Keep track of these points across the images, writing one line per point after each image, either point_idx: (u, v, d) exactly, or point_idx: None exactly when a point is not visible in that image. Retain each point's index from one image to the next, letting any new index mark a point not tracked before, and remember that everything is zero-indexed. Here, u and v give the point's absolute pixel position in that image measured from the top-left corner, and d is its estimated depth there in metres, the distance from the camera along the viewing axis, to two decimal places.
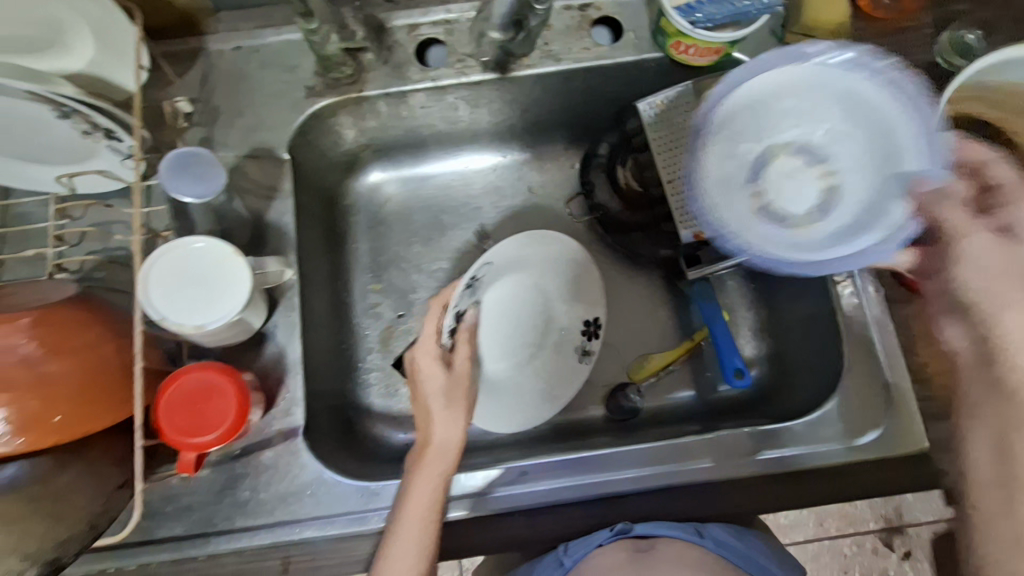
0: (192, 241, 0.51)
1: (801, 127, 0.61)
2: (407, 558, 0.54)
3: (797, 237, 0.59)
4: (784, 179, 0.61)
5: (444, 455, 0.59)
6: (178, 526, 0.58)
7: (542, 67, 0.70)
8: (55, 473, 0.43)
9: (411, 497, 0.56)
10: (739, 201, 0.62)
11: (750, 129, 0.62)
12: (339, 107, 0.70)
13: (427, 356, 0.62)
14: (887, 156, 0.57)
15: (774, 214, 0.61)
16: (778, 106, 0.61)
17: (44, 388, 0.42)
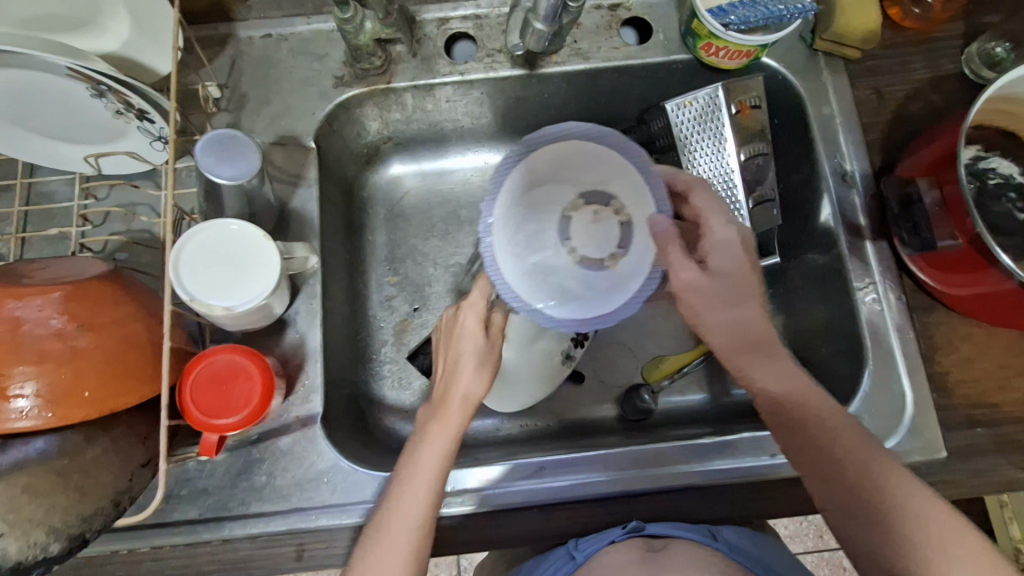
0: (226, 223, 0.51)
1: (574, 185, 0.60)
2: (406, 515, 0.52)
3: (586, 289, 0.59)
4: (582, 234, 0.59)
5: (459, 412, 0.56)
6: (193, 510, 0.57)
7: (571, 65, 0.70)
8: (83, 448, 0.43)
9: (423, 454, 0.54)
10: (544, 258, 0.58)
11: (532, 194, 0.59)
12: (366, 98, 0.71)
13: (467, 312, 0.60)
14: (646, 196, 0.61)
15: (593, 263, 0.59)
16: (564, 167, 0.60)
17: (75, 364, 0.43)
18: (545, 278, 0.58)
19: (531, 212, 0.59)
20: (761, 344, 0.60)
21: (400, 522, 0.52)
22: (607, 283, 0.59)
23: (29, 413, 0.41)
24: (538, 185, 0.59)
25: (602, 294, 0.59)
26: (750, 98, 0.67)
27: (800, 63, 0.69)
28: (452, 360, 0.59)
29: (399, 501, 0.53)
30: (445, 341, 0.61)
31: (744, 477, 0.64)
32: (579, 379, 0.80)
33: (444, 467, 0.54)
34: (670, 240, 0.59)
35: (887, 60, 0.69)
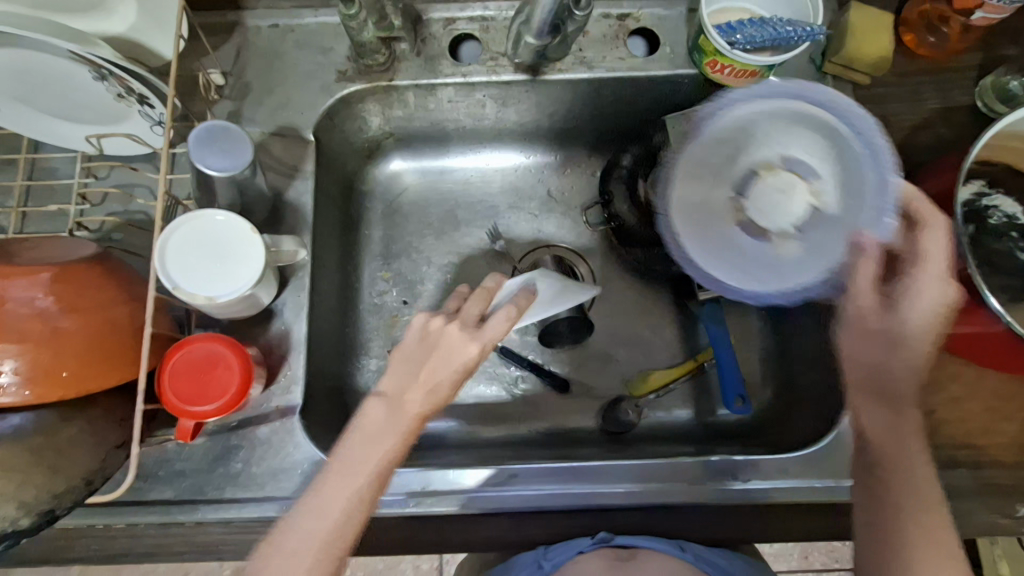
0: (213, 213, 0.51)
1: (769, 151, 0.60)
2: (313, 532, 0.49)
3: (736, 256, 0.60)
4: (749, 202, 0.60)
5: (393, 435, 0.51)
6: (168, 491, 0.58)
7: (574, 72, 0.70)
8: (58, 427, 0.44)
9: (346, 472, 0.50)
10: (707, 222, 0.61)
11: (722, 164, 0.61)
12: (368, 94, 0.71)
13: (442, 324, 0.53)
14: (857, 207, 0.57)
15: (748, 228, 0.60)
16: (727, 141, 0.61)
17: (57, 344, 0.43)
18: (703, 234, 0.60)
19: (704, 173, 0.61)
20: (909, 391, 0.55)
21: (303, 534, 0.49)
22: (763, 258, 0.59)
23: (10, 389, 0.42)
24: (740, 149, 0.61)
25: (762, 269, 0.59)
26: None
27: (807, 86, 0.67)
28: (405, 375, 0.53)
29: (310, 515, 0.49)
30: (409, 354, 0.53)
31: (717, 501, 0.63)
32: (564, 388, 0.80)
33: (365, 493, 0.50)
34: (866, 280, 0.55)
35: (897, 87, 0.68)
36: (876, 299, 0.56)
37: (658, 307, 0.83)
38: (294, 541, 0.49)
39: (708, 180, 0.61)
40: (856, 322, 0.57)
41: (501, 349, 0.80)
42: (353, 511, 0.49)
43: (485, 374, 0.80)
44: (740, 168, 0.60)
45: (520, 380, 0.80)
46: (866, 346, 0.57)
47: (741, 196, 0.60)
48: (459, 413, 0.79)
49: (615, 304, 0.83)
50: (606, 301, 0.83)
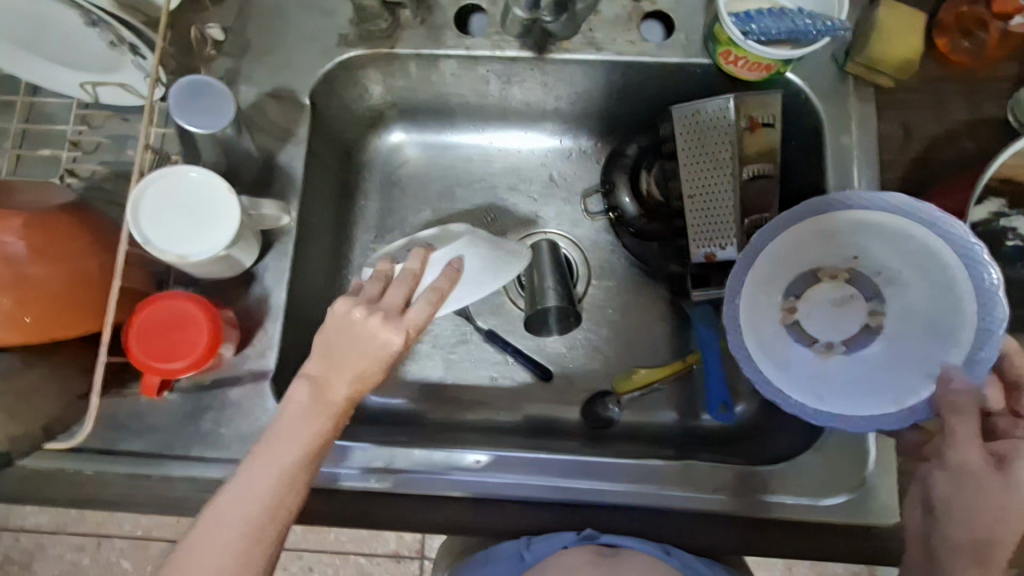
0: (187, 169, 0.50)
1: (837, 262, 0.60)
2: (238, 514, 0.47)
3: (785, 362, 0.59)
4: (807, 308, 0.61)
5: (319, 418, 0.49)
6: (139, 443, 0.59)
7: (582, 53, 0.68)
8: (20, 371, 0.45)
9: (273, 457, 0.48)
10: (764, 322, 0.60)
11: (789, 265, 0.60)
12: (369, 60, 0.69)
13: (364, 315, 0.50)
14: (952, 344, 0.54)
15: (799, 334, 0.61)
16: (818, 247, 0.60)
17: (24, 289, 0.43)
18: (757, 332, 0.60)
19: (777, 268, 0.60)
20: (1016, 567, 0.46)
21: (231, 520, 0.47)
22: (814, 371, 0.59)
23: None
24: (812, 248, 0.60)
25: (813, 383, 0.58)
26: (766, 116, 0.64)
27: (828, 86, 0.64)
28: (326, 360, 0.51)
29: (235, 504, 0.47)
30: (322, 344, 0.50)
31: (684, 505, 0.62)
32: (547, 377, 0.79)
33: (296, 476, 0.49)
34: (965, 432, 0.48)
35: (923, 93, 0.64)
36: (982, 456, 0.47)
37: (652, 305, 0.81)
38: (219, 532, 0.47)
39: (772, 279, 0.60)
40: (968, 487, 0.46)
41: (487, 333, 0.79)
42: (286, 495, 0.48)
43: (468, 356, 0.79)
44: (804, 271, 0.61)
45: (504, 365, 0.79)
46: (972, 513, 0.46)
47: (796, 297, 0.61)
48: (439, 394, 0.78)
49: (608, 298, 0.81)
50: (599, 294, 0.81)
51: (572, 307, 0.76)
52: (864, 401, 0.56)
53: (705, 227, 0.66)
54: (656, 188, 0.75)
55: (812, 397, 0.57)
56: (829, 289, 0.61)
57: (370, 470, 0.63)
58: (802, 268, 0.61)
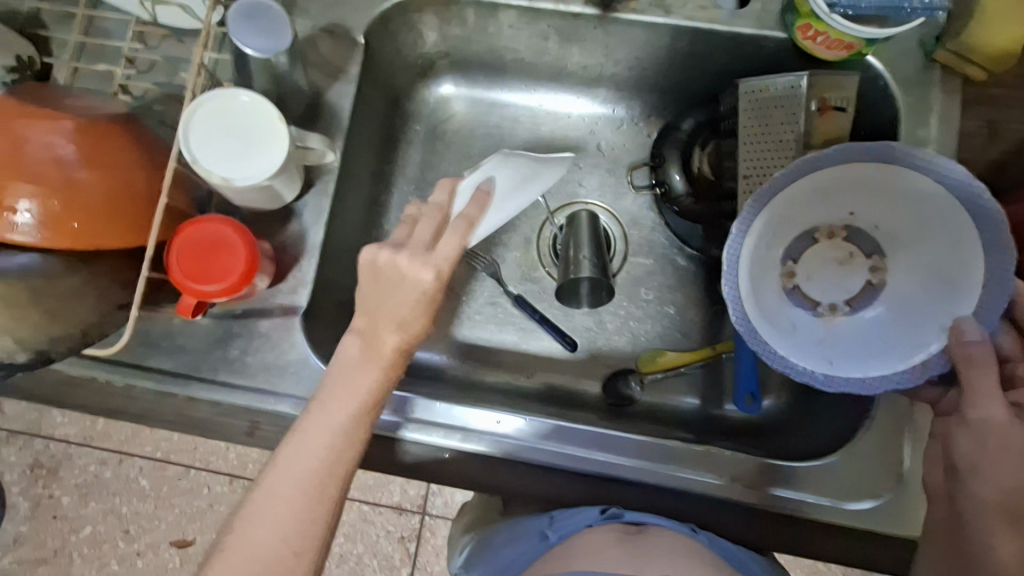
0: (240, 93, 0.50)
1: (838, 217, 0.61)
2: (311, 453, 0.51)
3: (789, 328, 0.60)
4: (807, 271, 0.62)
5: (371, 371, 0.52)
6: (168, 362, 0.60)
7: (649, 15, 0.64)
8: (62, 275, 0.45)
9: (327, 413, 0.52)
10: (766, 288, 0.61)
11: (790, 226, 0.61)
12: (427, 4, 0.67)
13: (392, 255, 0.52)
14: (965, 295, 0.53)
15: (798, 298, 0.62)
16: (820, 206, 0.60)
17: (72, 194, 0.44)
18: (760, 302, 0.59)
19: (781, 227, 0.60)
20: None
21: (293, 474, 0.50)
22: (817, 335, 0.60)
23: (24, 229, 0.43)
24: (818, 206, 0.60)
25: (821, 349, 0.59)
26: (838, 99, 0.60)
27: (910, 73, 0.60)
28: (371, 313, 0.53)
29: (297, 456, 0.50)
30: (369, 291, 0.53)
31: (697, 488, 0.62)
32: (573, 347, 0.77)
33: (352, 425, 0.52)
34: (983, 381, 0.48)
35: (1011, 91, 0.60)
36: (1002, 404, 0.48)
37: (686, 287, 0.79)
38: (294, 466, 0.50)
39: (774, 243, 0.61)
40: (990, 440, 0.48)
41: (517, 298, 0.78)
42: (344, 446, 0.51)
43: (495, 318, 0.79)
44: (803, 232, 0.62)
45: (529, 331, 0.79)
46: (998, 465, 0.47)
47: (796, 261, 0.62)
48: (460, 351, 0.78)
49: (642, 276, 0.79)
50: (634, 270, 0.79)
51: (606, 280, 0.74)
52: (875, 363, 0.56)
53: None
54: (708, 166, 0.72)
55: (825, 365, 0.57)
56: (828, 248, 0.62)
57: (405, 418, 0.64)
58: (804, 226, 0.61)
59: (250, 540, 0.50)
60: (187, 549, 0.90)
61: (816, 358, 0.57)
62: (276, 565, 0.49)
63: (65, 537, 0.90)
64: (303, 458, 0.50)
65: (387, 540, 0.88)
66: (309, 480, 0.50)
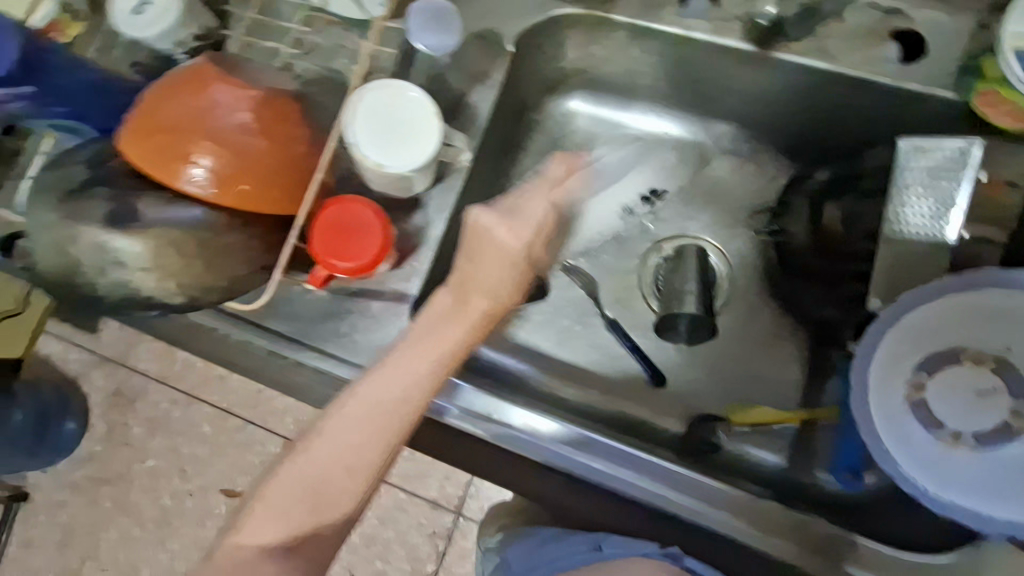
0: (409, 88, 0.53)
1: (991, 343, 0.54)
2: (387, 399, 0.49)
3: (908, 438, 0.53)
4: (938, 388, 0.54)
5: (458, 330, 0.51)
6: (283, 325, 0.63)
7: (808, 58, 0.62)
8: (224, 232, 0.48)
9: (410, 361, 0.50)
10: (891, 390, 0.54)
11: (931, 337, 0.54)
12: (579, 21, 0.68)
13: (499, 231, 0.53)
14: None
15: (923, 414, 0.53)
16: (972, 326, 0.54)
17: (244, 160, 0.48)
18: (882, 400, 0.54)
19: (922, 333, 0.54)
20: None
21: (359, 417, 0.49)
22: (938, 456, 0.52)
23: (198, 183, 0.47)
24: (967, 320, 0.54)
25: (937, 471, 0.52)
26: (1009, 174, 0.57)
27: None
28: (467, 279, 0.53)
29: (370, 392, 0.49)
30: (465, 255, 0.53)
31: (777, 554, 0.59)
32: (660, 383, 0.76)
33: (431, 372, 0.50)
34: None
35: None
36: None
37: (789, 340, 0.75)
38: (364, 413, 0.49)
39: (908, 347, 0.55)
40: None
41: (611, 322, 0.77)
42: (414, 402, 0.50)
43: (586, 337, 0.78)
44: (946, 346, 0.54)
45: (617, 357, 0.77)
46: None
47: (929, 374, 0.54)
48: (543, 363, 0.78)
49: (743, 322, 0.76)
50: (737, 315, 0.77)
51: (708, 319, 0.72)
52: (1001, 502, 0.50)
53: (901, 274, 0.58)
54: (840, 220, 0.67)
55: (935, 482, 0.51)
56: (969, 373, 0.54)
57: (461, 409, 0.62)
58: (948, 339, 0.54)
59: (310, 463, 0.49)
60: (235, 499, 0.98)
61: (931, 474, 0.52)
62: (330, 491, 0.49)
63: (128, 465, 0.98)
64: (380, 394, 0.49)
65: (418, 533, 0.86)
66: (378, 418, 0.49)
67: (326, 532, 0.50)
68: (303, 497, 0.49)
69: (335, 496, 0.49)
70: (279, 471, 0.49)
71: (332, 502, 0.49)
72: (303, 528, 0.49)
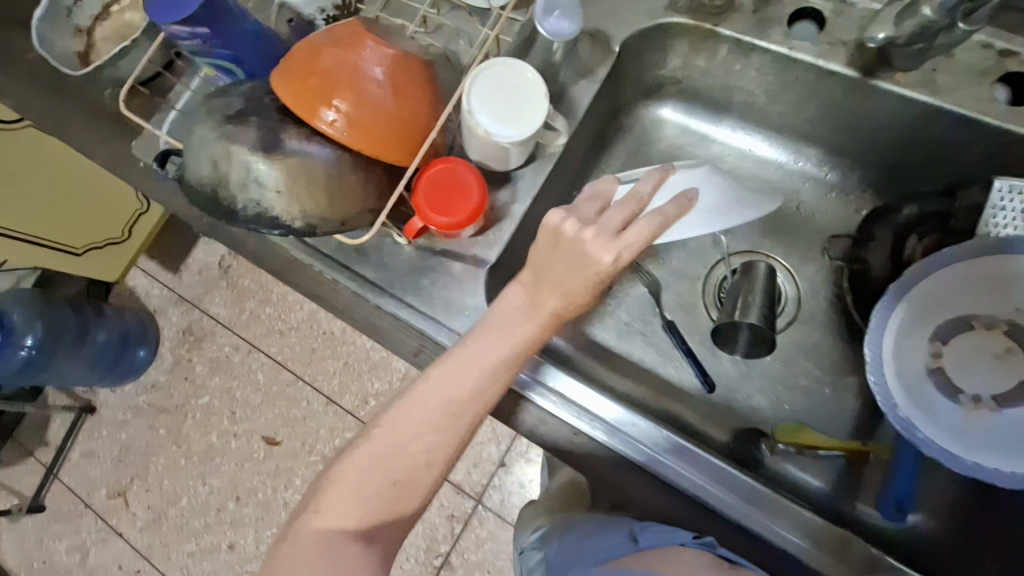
0: (526, 69, 0.59)
1: (1000, 311, 0.60)
2: (461, 388, 0.54)
3: (931, 409, 0.58)
4: (955, 355, 0.61)
5: (529, 324, 0.55)
6: (370, 271, 0.69)
7: (912, 90, 0.63)
8: (349, 173, 0.55)
9: (481, 351, 0.54)
10: (911, 362, 0.60)
11: (945, 307, 0.60)
12: (686, 31, 0.71)
13: (578, 229, 0.53)
14: None
15: (940, 379, 0.60)
16: (987, 297, 0.60)
17: (375, 111, 0.54)
18: (903, 377, 0.59)
19: (938, 305, 0.60)
20: None
21: (436, 403, 0.54)
22: (959, 424, 0.58)
23: (332, 124, 0.53)
24: (983, 290, 0.59)
25: (962, 438, 0.57)
26: None
27: None
28: (540, 273, 0.55)
29: (443, 385, 0.54)
30: (539, 253, 0.55)
31: (801, 555, 0.59)
32: (710, 389, 0.77)
33: (498, 370, 0.54)
34: None
35: None
36: None
37: (851, 373, 0.75)
38: (439, 399, 0.54)
39: (926, 321, 0.61)
40: None
41: (670, 323, 0.79)
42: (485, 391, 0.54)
43: (643, 335, 0.80)
44: (957, 318, 0.61)
45: (672, 360, 0.79)
46: None
47: (945, 343, 0.61)
48: (598, 354, 0.80)
49: (804, 345, 0.77)
50: (799, 338, 0.77)
51: (770, 334, 0.72)
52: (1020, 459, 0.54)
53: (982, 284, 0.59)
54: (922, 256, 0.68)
55: (961, 445, 0.56)
56: (982, 338, 0.61)
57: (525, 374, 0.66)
58: (960, 310, 0.60)
59: (390, 448, 0.54)
60: (273, 447, 1.19)
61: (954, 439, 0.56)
62: (406, 473, 0.55)
63: (188, 397, 1.24)
64: (455, 383, 0.54)
65: None
66: (450, 409, 0.54)
67: (400, 510, 0.56)
68: (383, 474, 0.54)
69: (411, 478, 0.55)
70: (360, 450, 0.55)
71: (412, 478, 0.55)
72: (380, 509, 0.55)
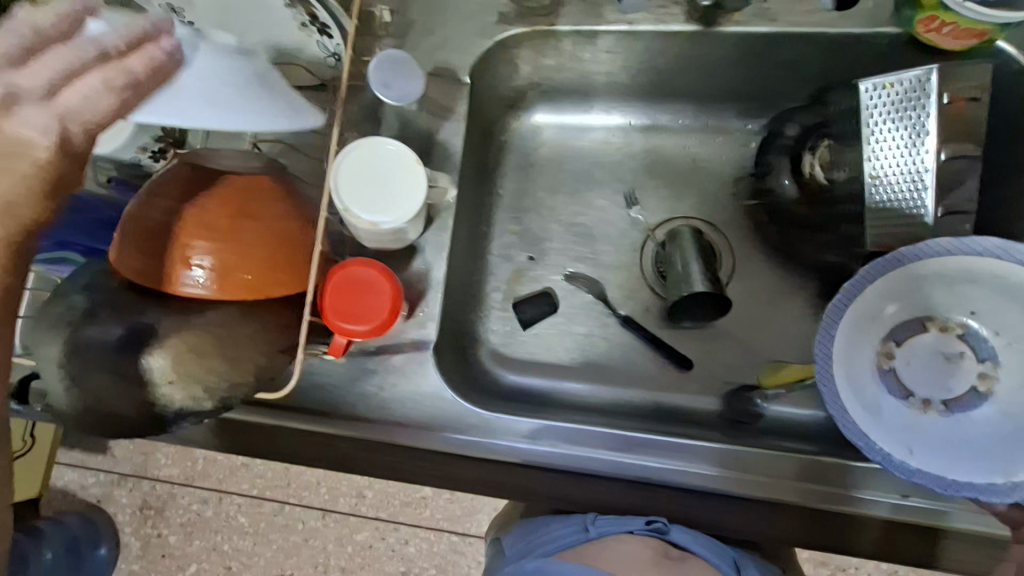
0: (386, 142, 0.56)
1: (955, 313, 0.61)
2: None
3: (876, 407, 0.58)
4: (907, 356, 0.62)
5: None
6: (313, 399, 0.64)
7: (751, 25, 0.65)
8: (240, 322, 0.48)
9: None
10: (858, 353, 0.59)
11: (893, 300, 0.59)
12: (525, 39, 0.69)
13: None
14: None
15: (893, 383, 0.62)
16: (933, 296, 0.60)
17: (243, 248, 0.48)
18: (850, 364, 0.58)
19: (889, 300, 0.59)
20: None
21: None
22: (904, 422, 0.59)
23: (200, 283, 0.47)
24: (927, 292, 0.59)
25: (904, 438, 0.57)
26: (970, 89, 0.58)
27: None
28: None
29: None
30: None
31: (789, 500, 0.63)
32: (686, 366, 0.76)
33: None
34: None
35: None
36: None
37: (800, 295, 0.76)
38: None
39: (875, 313, 0.59)
40: None
41: (625, 318, 0.78)
42: None
43: (603, 339, 0.78)
44: (909, 317, 0.62)
45: (639, 351, 0.78)
46: None
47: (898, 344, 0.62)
48: (570, 375, 0.77)
49: (751, 286, 0.77)
50: (742, 282, 0.78)
51: (719, 293, 0.73)
52: (963, 468, 0.54)
53: (892, 229, 0.61)
54: (820, 168, 0.70)
55: (906, 452, 0.55)
56: (936, 339, 0.62)
57: (516, 438, 0.64)
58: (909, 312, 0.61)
59: None
60: None
61: (903, 447, 0.56)
62: None
63: None
64: None
65: None
66: None
67: None
68: None
69: None
70: None
71: None
72: None
